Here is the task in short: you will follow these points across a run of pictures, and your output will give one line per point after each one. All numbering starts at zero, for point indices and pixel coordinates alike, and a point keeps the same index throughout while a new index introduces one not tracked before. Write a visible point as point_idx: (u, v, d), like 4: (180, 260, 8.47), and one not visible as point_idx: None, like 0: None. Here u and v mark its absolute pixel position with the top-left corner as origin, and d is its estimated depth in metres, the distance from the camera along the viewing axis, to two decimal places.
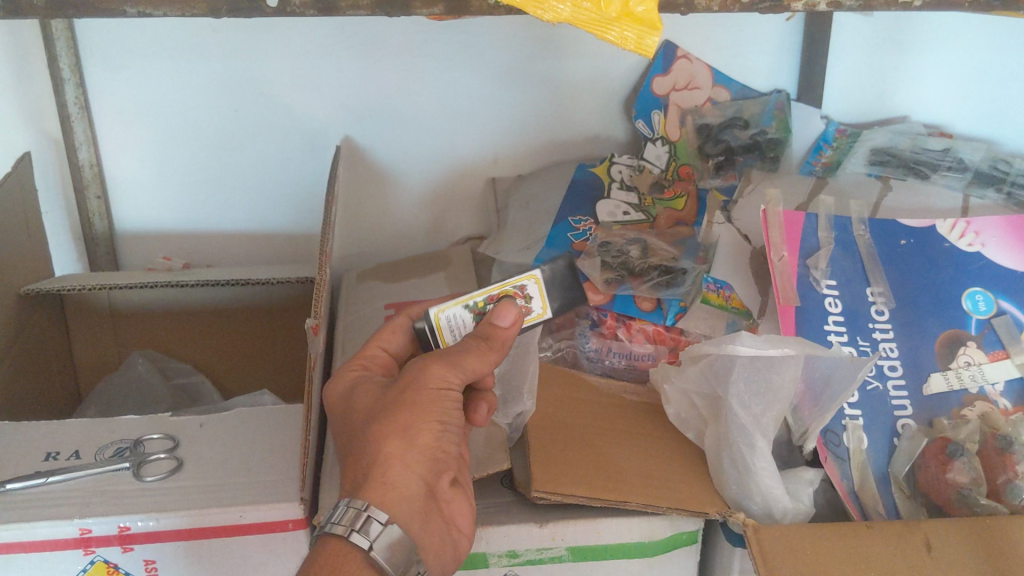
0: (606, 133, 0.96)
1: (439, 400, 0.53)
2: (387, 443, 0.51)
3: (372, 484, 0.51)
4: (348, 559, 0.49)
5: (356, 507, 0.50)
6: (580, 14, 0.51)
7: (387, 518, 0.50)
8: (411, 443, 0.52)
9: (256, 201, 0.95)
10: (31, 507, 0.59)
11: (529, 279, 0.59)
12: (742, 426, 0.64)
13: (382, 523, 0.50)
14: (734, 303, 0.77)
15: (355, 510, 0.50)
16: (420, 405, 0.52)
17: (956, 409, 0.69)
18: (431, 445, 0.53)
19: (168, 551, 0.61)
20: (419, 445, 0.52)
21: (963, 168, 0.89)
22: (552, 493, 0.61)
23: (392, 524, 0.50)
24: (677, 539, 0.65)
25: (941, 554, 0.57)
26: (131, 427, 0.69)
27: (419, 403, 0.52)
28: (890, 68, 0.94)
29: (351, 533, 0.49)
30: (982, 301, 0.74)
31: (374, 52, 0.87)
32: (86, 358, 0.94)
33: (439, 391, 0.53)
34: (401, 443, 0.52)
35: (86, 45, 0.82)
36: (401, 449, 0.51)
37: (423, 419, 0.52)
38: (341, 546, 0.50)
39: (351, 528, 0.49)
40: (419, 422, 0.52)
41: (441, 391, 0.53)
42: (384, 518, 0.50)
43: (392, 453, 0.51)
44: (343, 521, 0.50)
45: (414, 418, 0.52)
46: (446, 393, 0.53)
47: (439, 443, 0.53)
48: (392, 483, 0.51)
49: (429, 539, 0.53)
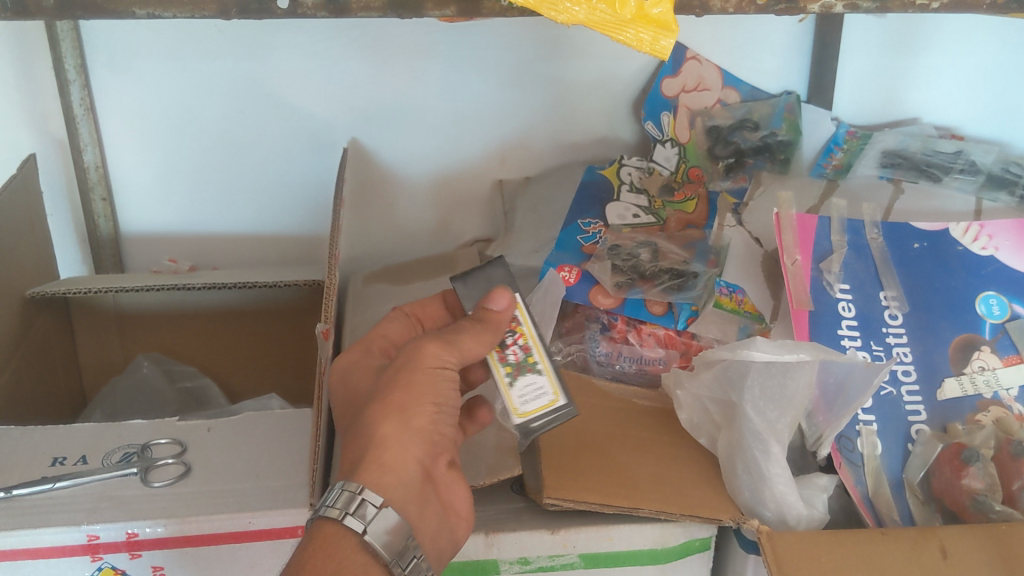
0: (615, 135, 0.96)
1: (435, 380, 0.53)
2: (382, 423, 0.51)
3: (369, 465, 0.50)
4: (343, 542, 0.49)
5: (350, 491, 0.49)
6: (595, 15, 0.50)
7: (381, 501, 0.49)
8: (408, 424, 0.52)
9: (262, 203, 0.94)
10: (37, 513, 0.59)
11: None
12: (756, 433, 0.63)
13: (375, 507, 0.49)
14: (746, 308, 0.76)
15: (349, 494, 0.49)
16: (415, 384, 0.52)
17: (969, 414, 0.68)
18: (427, 427, 0.53)
19: (176, 557, 0.60)
20: (416, 427, 0.52)
21: (975, 171, 0.89)
22: (564, 499, 0.60)
23: (386, 508, 0.49)
24: (690, 546, 0.65)
25: (957, 562, 0.57)
26: (139, 432, 0.68)
27: (415, 383, 0.52)
28: (902, 68, 0.93)
29: (346, 517, 0.49)
30: (996, 305, 0.73)
31: (382, 53, 0.86)
32: (90, 362, 0.93)
33: (434, 372, 0.53)
34: (398, 423, 0.51)
35: (90, 45, 0.81)
36: (397, 431, 0.51)
37: (418, 400, 0.52)
38: (336, 528, 0.49)
39: (345, 511, 0.49)
40: (415, 403, 0.52)
41: (436, 371, 0.53)
42: (378, 501, 0.49)
43: (389, 434, 0.51)
44: (337, 505, 0.49)
45: (409, 399, 0.52)
46: (441, 373, 0.53)
47: (434, 426, 0.53)
48: (388, 466, 0.51)
49: (424, 527, 0.52)
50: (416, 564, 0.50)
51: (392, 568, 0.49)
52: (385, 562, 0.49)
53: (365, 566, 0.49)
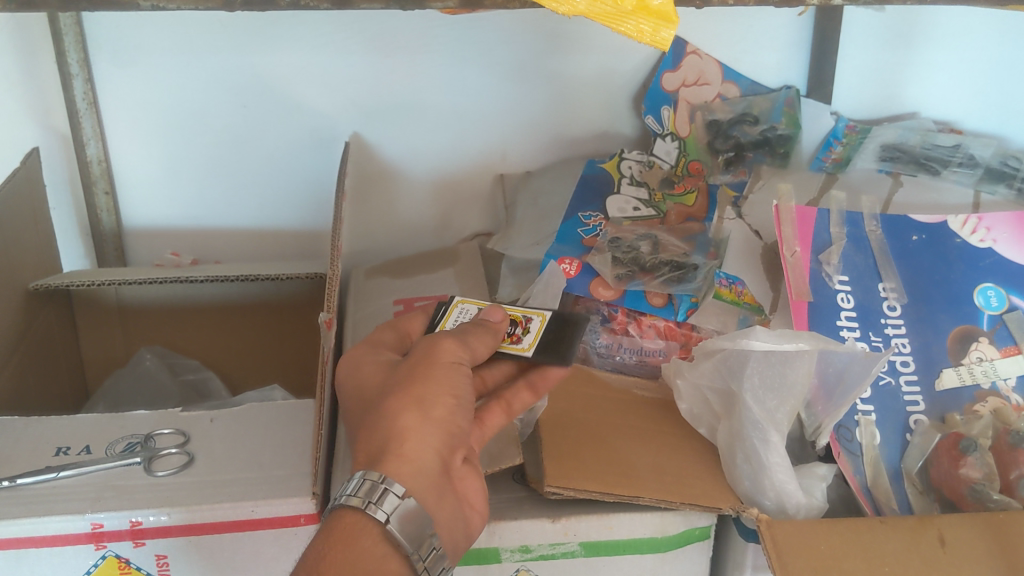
0: (615, 129, 0.96)
1: (452, 373, 0.53)
2: (402, 415, 0.51)
3: (389, 456, 0.50)
4: (365, 532, 0.49)
5: (373, 480, 0.49)
6: (596, 7, 0.50)
7: (403, 491, 0.49)
8: (427, 415, 0.51)
9: (266, 197, 0.95)
10: (41, 502, 0.59)
11: (537, 317, 0.61)
12: (755, 422, 0.64)
13: (397, 496, 0.49)
14: (746, 299, 0.77)
15: (371, 483, 0.49)
16: (434, 377, 0.52)
17: (967, 404, 0.69)
18: (446, 419, 0.52)
19: (179, 546, 0.61)
20: (435, 418, 0.52)
21: (974, 164, 0.90)
22: (565, 488, 0.60)
23: (408, 497, 0.49)
24: (690, 535, 0.65)
25: (956, 549, 0.57)
26: (142, 422, 0.68)
27: (434, 376, 0.52)
28: (901, 63, 0.94)
29: (369, 506, 0.49)
30: (994, 297, 0.74)
31: (383, 48, 0.86)
32: (93, 355, 0.94)
33: (451, 366, 0.53)
34: (417, 415, 0.51)
35: (94, 39, 0.82)
36: (417, 422, 0.51)
37: (436, 392, 0.52)
38: (358, 518, 0.50)
39: (368, 501, 0.49)
40: (433, 394, 0.52)
41: (453, 365, 0.53)
42: (401, 491, 0.49)
43: (408, 425, 0.51)
44: (359, 494, 0.49)
45: (427, 392, 0.52)
46: (457, 368, 0.54)
47: (453, 417, 0.53)
48: (408, 456, 0.50)
49: (443, 517, 0.52)
50: (434, 554, 0.51)
51: (411, 559, 0.50)
52: (405, 553, 0.50)
53: (386, 556, 0.49)
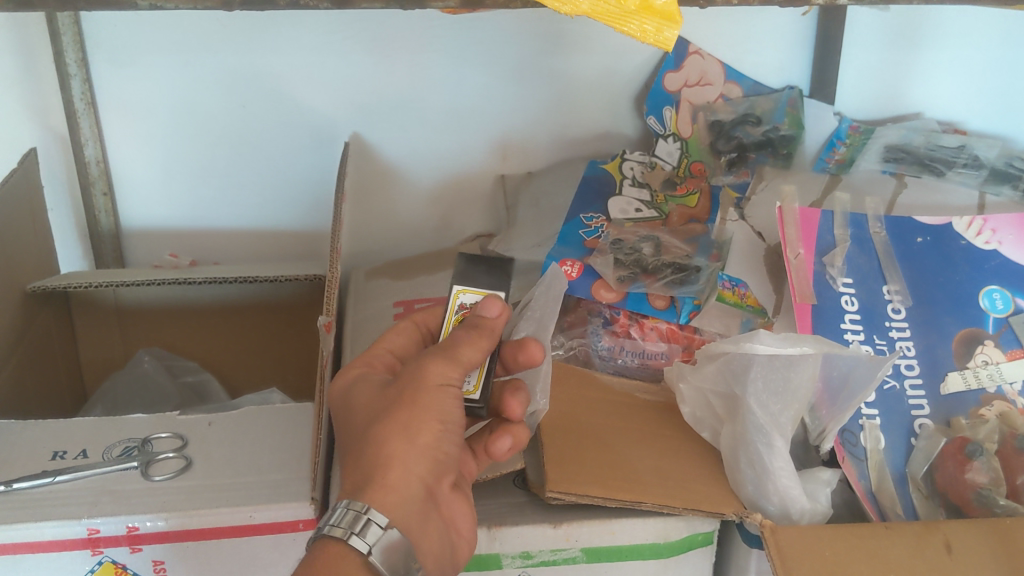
0: (617, 130, 0.96)
1: (440, 398, 0.51)
2: (387, 443, 0.50)
3: (373, 485, 0.49)
4: (346, 563, 0.48)
5: (356, 510, 0.49)
6: (598, 7, 0.49)
7: (386, 521, 0.49)
8: (412, 443, 0.50)
9: (266, 197, 0.94)
10: (36, 507, 0.58)
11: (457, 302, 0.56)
12: (759, 426, 0.63)
13: (381, 527, 0.48)
14: (750, 301, 0.76)
15: (354, 513, 0.49)
16: (420, 403, 0.51)
17: (973, 408, 0.68)
18: (433, 445, 0.51)
19: (177, 551, 0.60)
20: (420, 444, 0.51)
21: (978, 165, 0.89)
22: (567, 493, 0.60)
23: (392, 528, 0.49)
24: (693, 540, 0.65)
25: (962, 555, 0.56)
26: (139, 426, 0.68)
27: (420, 403, 0.51)
28: (905, 63, 0.93)
29: (350, 537, 0.48)
30: (999, 300, 0.73)
31: (382, 48, 0.86)
32: (90, 356, 0.93)
33: (439, 390, 0.51)
34: (403, 443, 0.50)
35: (92, 38, 0.81)
36: (403, 450, 0.50)
37: (423, 418, 0.51)
38: (341, 549, 0.49)
39: (350, 531, 0.48)
40: (418, 421, 0.50)
41: (441, 388, 0.51)
42: (383, 521, 0.49)
43: (394, 453, 0.50)
44: (342, 524, 0.49)
45: (414, 419, 0.50)
46: (445, 391, 0.51)
47: (439, 445, 0.51)
48: (393, 485, 0.50)
49: (426, 545, 0.52)
50: None
51: None
52: None
53: None
